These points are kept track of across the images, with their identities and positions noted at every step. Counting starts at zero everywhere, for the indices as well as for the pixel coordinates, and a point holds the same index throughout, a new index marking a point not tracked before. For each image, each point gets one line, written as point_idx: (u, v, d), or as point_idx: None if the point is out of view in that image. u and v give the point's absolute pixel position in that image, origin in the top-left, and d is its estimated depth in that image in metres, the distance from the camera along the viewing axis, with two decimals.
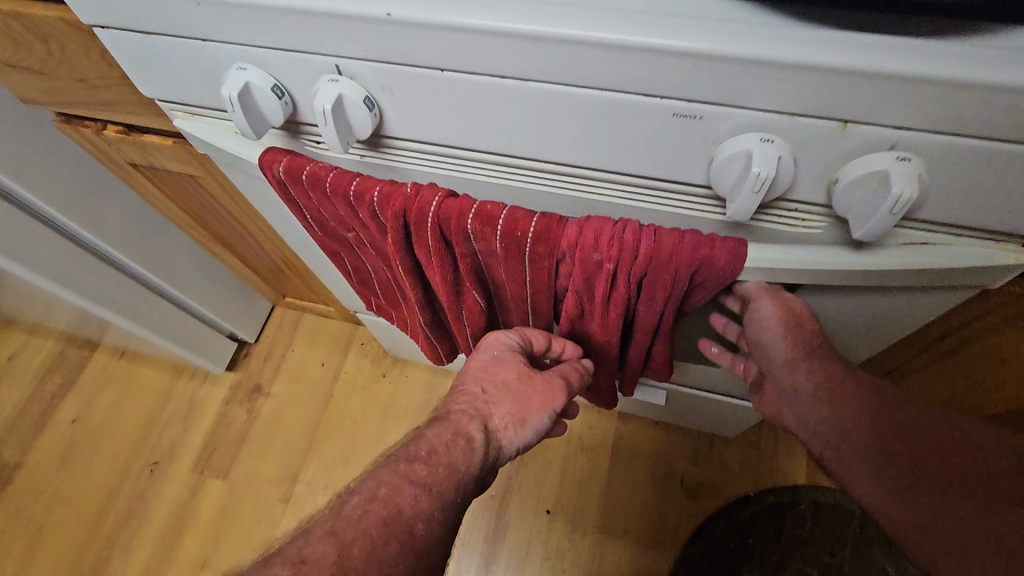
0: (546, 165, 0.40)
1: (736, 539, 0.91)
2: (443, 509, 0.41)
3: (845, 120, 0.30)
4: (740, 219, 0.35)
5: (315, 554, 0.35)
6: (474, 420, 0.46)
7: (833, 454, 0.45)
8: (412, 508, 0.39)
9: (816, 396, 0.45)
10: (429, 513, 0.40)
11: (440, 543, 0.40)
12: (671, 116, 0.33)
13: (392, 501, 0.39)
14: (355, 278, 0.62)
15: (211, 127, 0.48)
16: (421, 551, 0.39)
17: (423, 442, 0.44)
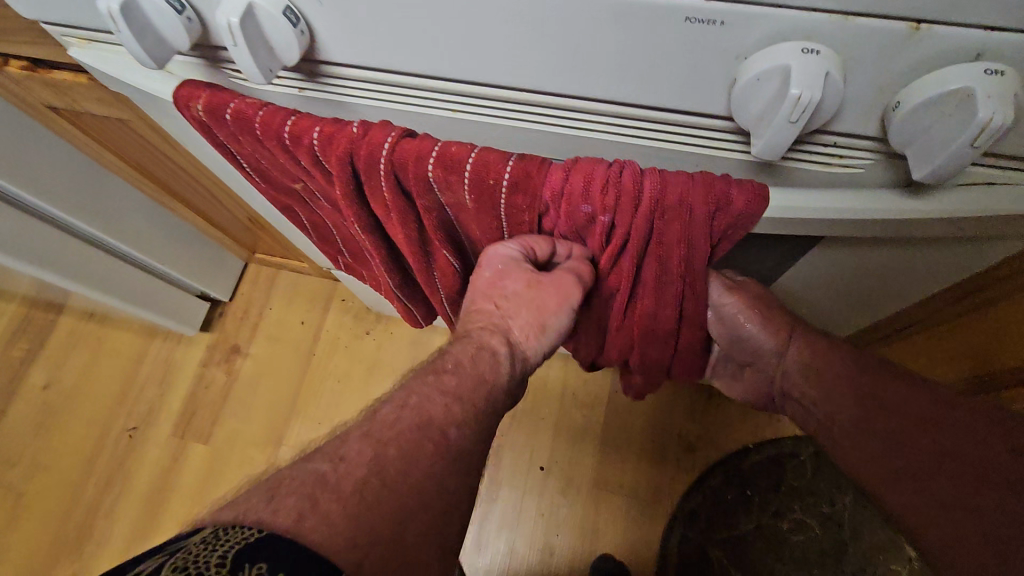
0: (523, 95, 0.32)
1: (735, 491, 0.91)
2: (477, 415, 0.37)
3: (920, 20, 0.22)
4: (769, 156, 0.28)
5: (353, 452, 0.32)
6: (495, 334, 0.40)
7: (821, 434, 0.43)
8: (444, 413, 0.35)
9: (801, 375, 0.44)
10: (463, 417, 0.36)
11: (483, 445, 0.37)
12: (684, 22, 0.25)
13: (424, 408, 0.35)
14: (315, 235, 0.55)
15: (114, 58, 0.38)
16: (459, 453, 0.35)
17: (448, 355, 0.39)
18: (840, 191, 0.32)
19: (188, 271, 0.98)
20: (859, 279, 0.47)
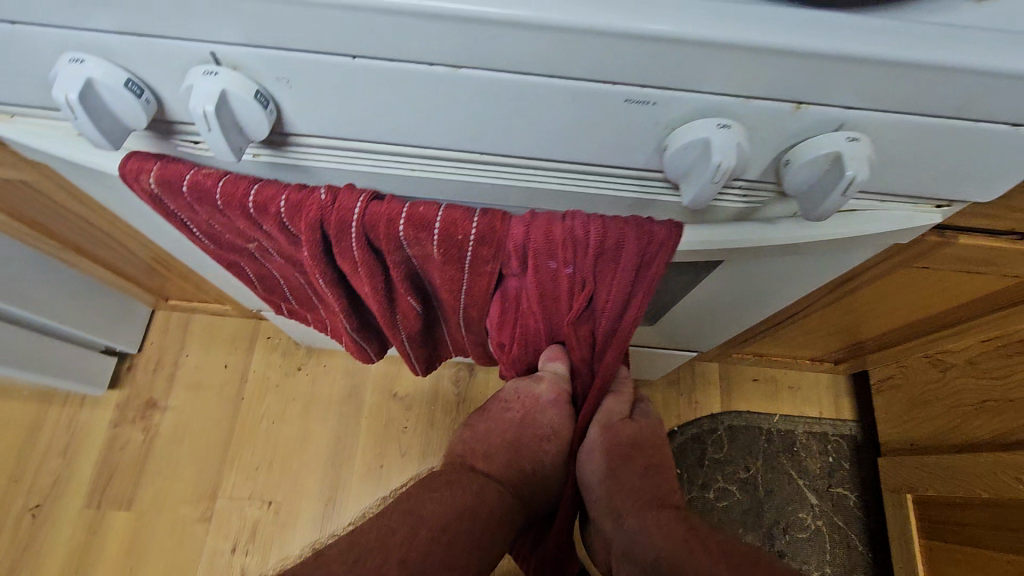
0: (483, 157, 0.36)
1: (757, 490, 1.01)
2: (439, 513, 0.46)
3: (798, 101, 0.29)
4: (694, 205, 0.35)
5: None
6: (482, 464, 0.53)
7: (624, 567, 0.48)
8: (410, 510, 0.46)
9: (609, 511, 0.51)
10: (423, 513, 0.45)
11: (446, 529, 0.45)
12: (624, 102, 0.30)
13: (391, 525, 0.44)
14: (260, 286, 0.54)
15: (45, 130, 0.37)
16: (421, 539, 0.43)
17: (421, 492, 0.48)
18: (743, 225, 0.39)
19: (92, 326, 0.91)
20: (758, 285, 0.56)
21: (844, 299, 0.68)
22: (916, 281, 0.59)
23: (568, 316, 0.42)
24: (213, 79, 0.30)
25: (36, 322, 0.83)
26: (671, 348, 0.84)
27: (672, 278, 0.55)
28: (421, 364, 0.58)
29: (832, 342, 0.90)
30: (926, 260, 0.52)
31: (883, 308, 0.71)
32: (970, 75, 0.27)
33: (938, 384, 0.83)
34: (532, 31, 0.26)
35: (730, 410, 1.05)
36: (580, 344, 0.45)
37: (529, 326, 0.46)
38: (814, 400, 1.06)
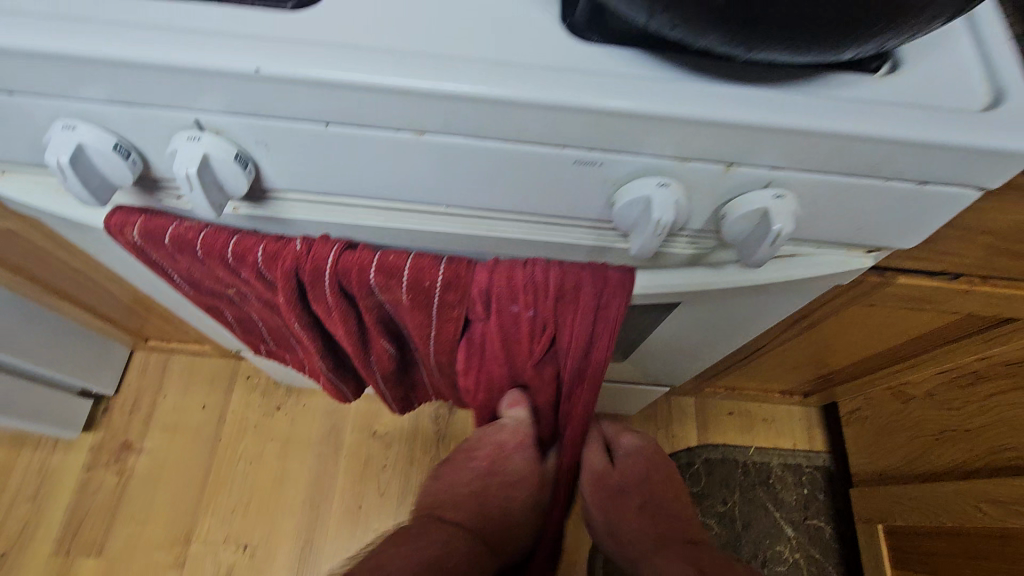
0: (450, 210, 0.39)
1: (734, 524, 1.02)
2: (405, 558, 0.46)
3: (729, 162, 0.33)
4: (642, 254, 0.38)
5: None
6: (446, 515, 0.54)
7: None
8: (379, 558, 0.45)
9: None
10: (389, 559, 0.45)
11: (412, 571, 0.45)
12: (573, 163, 0.34)
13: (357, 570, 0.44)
14: (239, 329, 0.56)
15: (35, 186, 0.39)
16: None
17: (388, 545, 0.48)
18: (692, 270, 0.42)
19: (69, 368, 0.91)
20: (718, 324, 0.59)
21: (806, 335, 0.71)
22: (868, 318, 0.63)
23: (531, 359, 0.45)
24: (197, 144, 0.33)
25: (13, 365, 0.83)
26: (645, 383, 0.86)
27: (637, 317, 0.57)
28: (397, 403, 0.60)
29: (800, 375, 0.93)
30: (873, 298, 0.56)
31: (843, 343, 0.74)
32: (873, 141, 0.31)
33: (901, 416, 0.86)
34: (486, 102, 0.30)
35: (707, 444, 1.07)
36: (543, 384, 0.48)
37: (494, 373, 0.48)
38: (788, 432, 1.08)
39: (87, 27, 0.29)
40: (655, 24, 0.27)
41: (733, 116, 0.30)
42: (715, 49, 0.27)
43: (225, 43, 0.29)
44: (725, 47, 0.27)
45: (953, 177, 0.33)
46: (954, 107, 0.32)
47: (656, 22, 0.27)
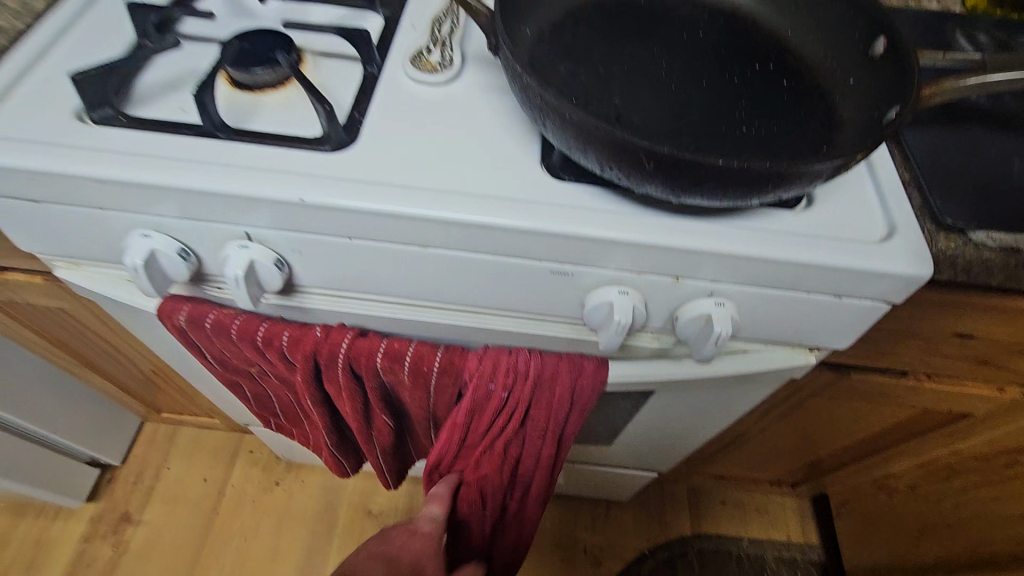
0: (448, 307, 0.46)
1: None
2: None
3: (676, 276, 0.40)
4: (609, 348, 0.44)
5: None
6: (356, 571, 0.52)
7: None
8: None
9: None
10: None
11: None
12: (549, 272, 0.41)
13: None
14: (254, 403, 0.62)
15: (102, 277, 0.47)
16: None
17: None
18: (657, 362, 0.48)
19: (82, 437, 0.95)
20: (694, 411, 0.64)
21: (784, 423, 0.74)
22: (834, 410, 0.67)
23: (499, 435, 0.49)
24: (245, 251, 0.41)
25: (33, 432, 0.87)
26: (634, 468, 0.89)
27: (618, 401, 0.63)
28: (392, 477, 0.64)
29: (787, 465, 0.94)
30: (832, 391, 0.61)
31: (823, 433, 0.77)
32: (790, 264, 0.38)
33: (886, 510, 0.87)
34: (479, 227, 0.38)
35: (699, 534, 1.07)
36: (498, 466, 0.51)
37: (447, 453, 0.51)
38: (781, 524, 1.08)
39: (175, 164, 0.38)
40: (610, 175, 0.36)
41: (675, 242, 0.37)
42: (656, 195, 0.36)
43: (278, 179, 0.38)
44: (661, 195, 0.35)
45: (864, 293, 0.40)
46: (857, 237, 0.39)
47: (610, 173, 0.36)
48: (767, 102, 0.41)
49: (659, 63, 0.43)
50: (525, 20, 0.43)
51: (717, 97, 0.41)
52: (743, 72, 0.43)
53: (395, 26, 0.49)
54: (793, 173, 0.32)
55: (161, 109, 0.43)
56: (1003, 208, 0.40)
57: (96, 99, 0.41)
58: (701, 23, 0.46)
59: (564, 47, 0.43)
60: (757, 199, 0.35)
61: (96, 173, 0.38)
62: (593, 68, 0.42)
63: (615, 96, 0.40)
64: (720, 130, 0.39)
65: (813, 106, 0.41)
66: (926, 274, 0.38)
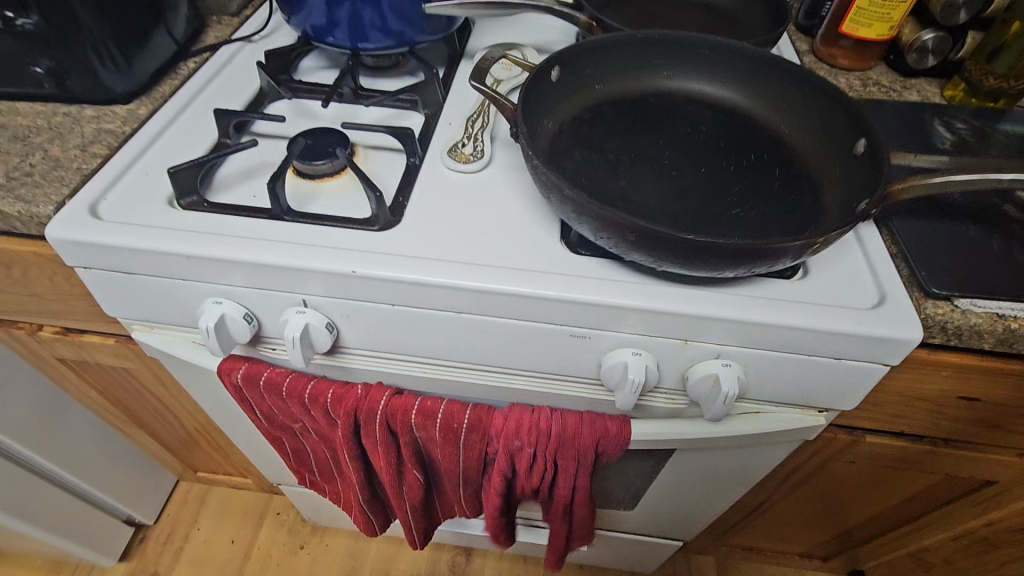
0: (477, 368, 0.51)
1: None
2: None
3: (685, 339, 0.44)
4: (626, 407, 0.48)
5: None
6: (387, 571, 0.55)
7: None
8: None
9: None
10: None
11: None
12: (569, 335, 0.45)
13: None
14: (292, 459, 0.66)
15: (172, 338, 0.53)
16: None
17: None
18: (672, 421, 0.51)
19: (122, 494, 0.99)
20: (713, 474, 0.65)
21: (806, 490, 0.74)
22: (855, 476, 0.68)
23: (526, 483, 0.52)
24: (302, 316, 0.47)
25: (79, 488, 0.92)
26: (658, 536, 0.88)
27: (638, 463, 0.65)
28: (418, 536, 0.66)
29: (816, 537, 0.92)
30: (850, 455, 0.62)
31: (848, 502, 0.76)
32: (789, 328, 0.42)
33: None
34: (509, 295, 0.43)
35: None
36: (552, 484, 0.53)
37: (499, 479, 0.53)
38: None
39: (248, 242, 0.45)
40: (613, 247, 0.42)
41: (683, 308, 0.42)
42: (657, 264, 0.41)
43: (334, 254, 0.44)
44: (655, 264, 0.41)
45: (861, 356, 0.43)
46: (850, 305, 0.43)
47: (613, 246, 0.41)
48: (759, 188, 0.47)
49: (664, 152, 0.49)
50: (548, 114, 0.51)
51: (712, 182, 0.47)
52: (740, 161, 0.49)
53: (435, 123, 0.57)
54: (767, 248, 0.38)
55: (235, 195, 0.51)
56: (987, 277, 0.44)
57: (186, 187, 0.48)
58: (706, 120, 0.53)
59: (581, 138, 0.50)
60: (746, 271, 0.40)
61: (181, 249, 0.45)
62: (605, 156, 0.48)
63: (621, 180, 0.46)
64: (715, 210, 0.45)
65: (802, 192, 0.47)
66: (916, 339, 0.42)
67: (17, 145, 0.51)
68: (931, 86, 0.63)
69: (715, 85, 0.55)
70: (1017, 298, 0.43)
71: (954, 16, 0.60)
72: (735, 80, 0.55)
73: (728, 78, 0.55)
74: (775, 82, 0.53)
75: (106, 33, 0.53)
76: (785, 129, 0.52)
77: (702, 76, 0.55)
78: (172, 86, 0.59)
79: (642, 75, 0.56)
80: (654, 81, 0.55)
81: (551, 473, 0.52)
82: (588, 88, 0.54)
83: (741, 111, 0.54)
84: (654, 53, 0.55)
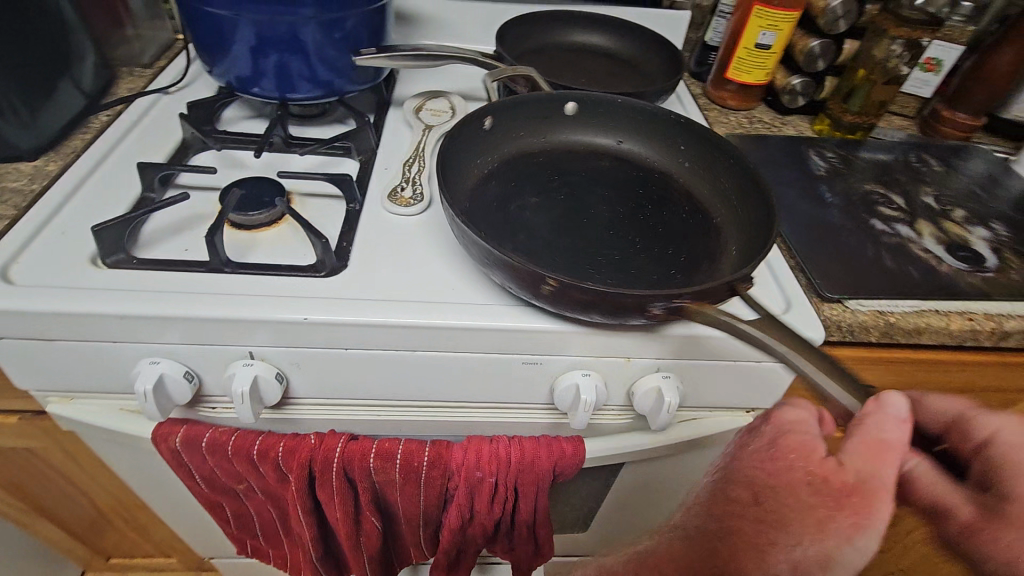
0: (431, 405, 0.51)
1: None
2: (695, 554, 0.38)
3: (627, 356, 0.48)
4: (580, 427, 0.50)
5: None
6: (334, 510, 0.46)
7: None
8: None
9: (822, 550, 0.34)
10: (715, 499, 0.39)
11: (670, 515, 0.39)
12: (521, 363, 0.48)
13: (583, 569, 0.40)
14: (233, 524, 0.62)
15: (95, 406, 0.49)
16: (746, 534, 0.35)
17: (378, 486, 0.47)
18: (620, 436, 0.54)
19: None
20: (658, 485, 0.69)
21: None
22: None
23: (488, 512, 0.53)
24: (250, 367, 0.45)
25: None
26: None
27: (588, 482, 0.68)
28: None
29: None
30: None
31: None
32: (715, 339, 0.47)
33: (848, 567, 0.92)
34: (462, 329, 0.45)
35: None
36: (512, 511, 0.54)
37: (460, 517, 0.53)
38: None
39: (187, 296, 0.44)
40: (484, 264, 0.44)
41: (623, 329, 0.46)
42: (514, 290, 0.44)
43: (282, 303, 0.44)
44: (523, 295, 0.44)
45: (776, 358, 0.49)
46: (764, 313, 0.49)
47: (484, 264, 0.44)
48: (648, 258, 0.49)
49: (597, 204, 0.54)
50: (535, 132, 0.61)
51: (613, 240, 0.50)
52: (655, 240, 0.51)
53: (370, 168, 0.59)
54: (573, 289, 0.40)
55: (165, 250, 0.49)
56: (868, 281, 0.51)
57: (111, 245, 0.46)
58: (666, 213, 0.55)
59: (547, 164, 0.59)
60: (591, 316, 0.42)
61: (110, 310, 0.42)
62: (551, 178, 0.57)
63: (535, 202, 0.53)
64: (594, 257, 0.48)
65: (686, 276, 0.48)
66: (820, 338, 0.48)
67: None
68: (802, 122, 0.74)
69: (706, 185, 0.57)
70: (890, 296, 0.50)
71: (815, 64, 0.70)
72: (724, 190, 0.55)
73: (726, 193, 0.55)
74: (754, 206, 0.51)
75: (7, 84, 0.49)
76: (733, 250, 0.51)
77: (711, 187, 0.57)
78: (85, 140, 0.56)
79: (661, 152, 0.61)
80: (667, 156, 0.60)
81: (513, 499, 0.53)
82: (593, 138, 0.63)
83: (708, 215, 0.55)
84: (683, 138, 0.59)
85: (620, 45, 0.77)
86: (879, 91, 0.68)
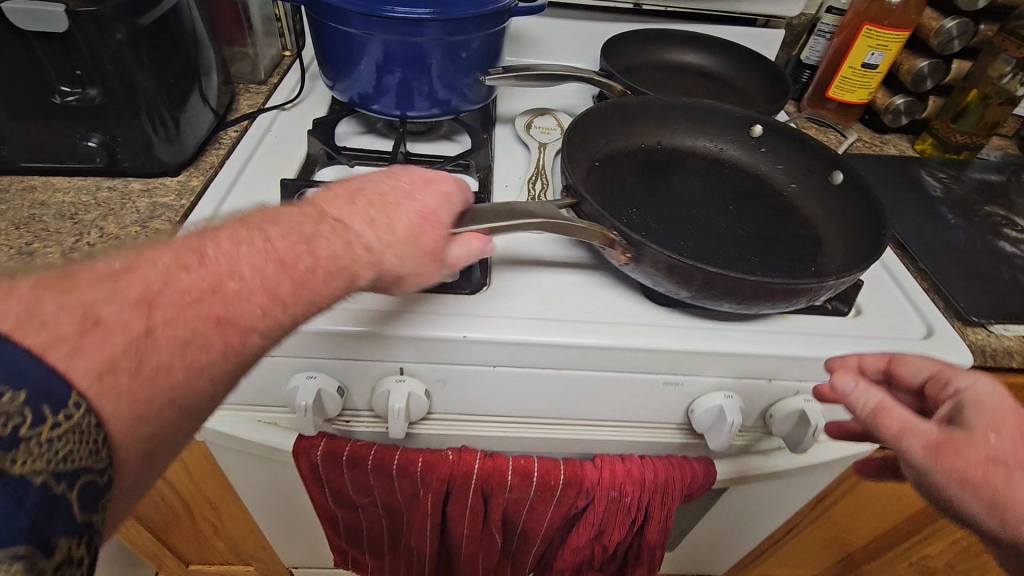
0: (562, 424, 0.51)
1: None
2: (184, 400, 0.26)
3: (770, 379, 0.47)
4: (716, 448, 0.50)
5: None
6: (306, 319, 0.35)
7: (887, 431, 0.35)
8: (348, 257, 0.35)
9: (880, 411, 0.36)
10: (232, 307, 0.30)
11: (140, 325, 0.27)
12: (663, 383, 0.47)
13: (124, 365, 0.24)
14: (343, 535, 0.62)
15: (236, 418, 0.51)
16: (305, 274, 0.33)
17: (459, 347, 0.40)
18: (743, 458, 0.54)
19: None
20: (760, 508, 0.68)
21: (831, 521, 0.78)
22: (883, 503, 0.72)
23: (613, 528, 0.53)
24: (403, 384, 0.46)
25: None
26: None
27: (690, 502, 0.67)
28: None
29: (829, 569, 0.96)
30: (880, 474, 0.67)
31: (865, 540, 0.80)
32: None
33: None
34: (612, 349, 0.44)
35: None
36: (634, 529, 0.54)
37: (585, 535, 0.54)
38: None
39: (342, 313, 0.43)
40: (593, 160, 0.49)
41: (773, 350, 0.45)
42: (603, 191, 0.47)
43: (432, 319, 0.44)
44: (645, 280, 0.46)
45: None
46: (905, 336, 0.48)
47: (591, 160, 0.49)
48: (760, 254, 0.50)
49: (725, 202, 0.56)
50: (724, 137, 0.63)
51: (737, 239, 0.51)
52: (775, 247, 0.51)
53: (491, 185, 0.59)
54: (701, 272, 0.42)
55: None
56: (1013, 306, 0.50)
57: None
58: (798, 245, 0.52)
59: (721, 174, 0.60)
60: (705, 299, 0.44)
61: None
62: (714, 177, 0.59)
63: (672, 187, 0.56)
64: (711, 241, 0.50)
65: (783, 273, 0.48)
66: (967, 365, 0.47)
67: (68, 223, 0.48)
68: (902, 141, 0.74)
69: (843, 229, 0.53)
70: None
71: (923, 84, 0.69)
72: (861, 240, 0.51)
73: (860, 238, 0.51)
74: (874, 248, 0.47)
75: (162, 100, 0.51)
76: (837, 266, 0.50)
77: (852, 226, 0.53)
78: (220, 156, 0.58)
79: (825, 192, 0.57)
80: (830, 192, 0.57)
81: (640, 518, 0.53)
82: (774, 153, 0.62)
83: (827, 251, 0.52)
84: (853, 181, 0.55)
85: (718, 64, 0.77)
86: (993, 112, 0.68)
